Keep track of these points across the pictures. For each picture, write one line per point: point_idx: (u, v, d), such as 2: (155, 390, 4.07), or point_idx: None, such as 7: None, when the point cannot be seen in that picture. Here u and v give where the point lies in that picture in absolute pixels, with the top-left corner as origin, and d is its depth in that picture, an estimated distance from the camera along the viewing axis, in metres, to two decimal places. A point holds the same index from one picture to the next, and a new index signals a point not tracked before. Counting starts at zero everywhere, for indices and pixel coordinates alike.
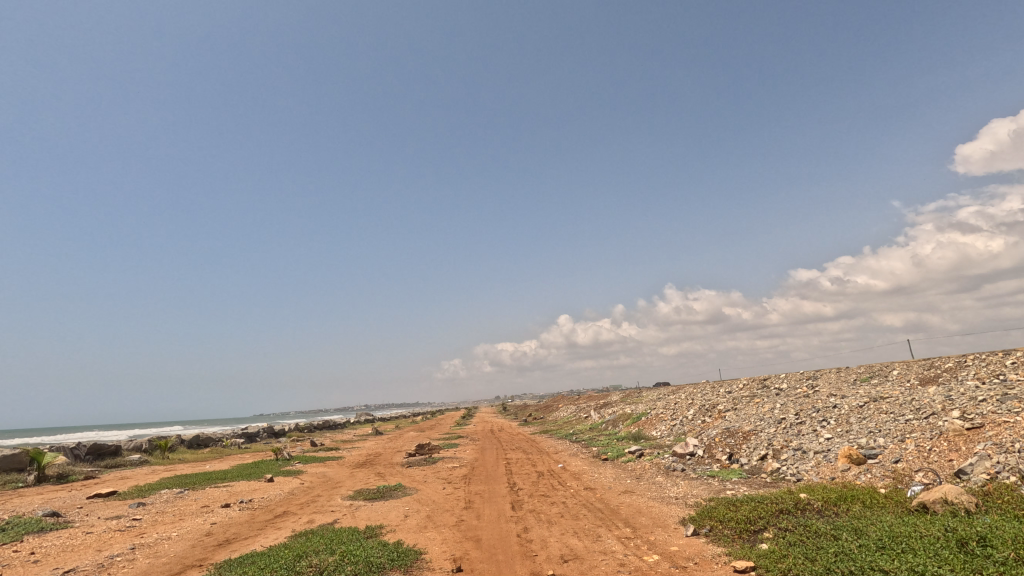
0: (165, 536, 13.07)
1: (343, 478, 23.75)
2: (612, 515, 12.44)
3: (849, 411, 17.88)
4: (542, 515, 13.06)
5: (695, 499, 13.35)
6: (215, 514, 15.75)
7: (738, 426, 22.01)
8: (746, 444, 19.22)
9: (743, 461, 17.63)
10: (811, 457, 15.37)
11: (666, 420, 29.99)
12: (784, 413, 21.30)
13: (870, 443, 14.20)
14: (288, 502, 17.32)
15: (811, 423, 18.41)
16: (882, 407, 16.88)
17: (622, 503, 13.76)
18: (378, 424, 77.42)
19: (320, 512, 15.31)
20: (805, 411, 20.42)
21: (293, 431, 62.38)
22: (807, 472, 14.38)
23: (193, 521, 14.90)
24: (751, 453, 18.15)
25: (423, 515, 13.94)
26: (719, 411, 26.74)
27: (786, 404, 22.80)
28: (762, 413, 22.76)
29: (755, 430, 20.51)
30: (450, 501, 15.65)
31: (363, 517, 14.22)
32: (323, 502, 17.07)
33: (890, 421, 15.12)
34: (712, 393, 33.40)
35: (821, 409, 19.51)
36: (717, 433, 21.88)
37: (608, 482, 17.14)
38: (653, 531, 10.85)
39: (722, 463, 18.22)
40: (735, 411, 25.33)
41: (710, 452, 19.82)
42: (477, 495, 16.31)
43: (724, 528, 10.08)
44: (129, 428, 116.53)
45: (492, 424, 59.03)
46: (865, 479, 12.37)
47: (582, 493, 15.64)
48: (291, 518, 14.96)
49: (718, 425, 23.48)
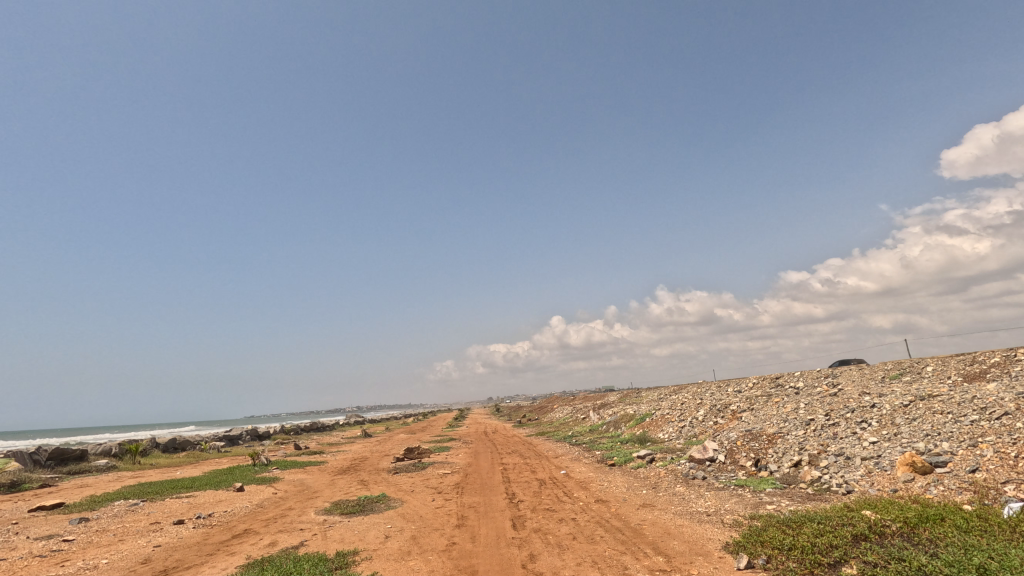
0: (91, 566, 10.73)
1: (321, 486, 21.31)
2: (636, 539, 10.22)
3: (892, 411, 15.82)
4: (550, 538, 10.86)
5: (733, 516, 11.22)
6: (164, 534, 13.42)
7: (760, 427, 19.89)
8: (774, 449, 17.10)
9: (773, 468, 15.53)
10: (858, 465, 13.29)
11: (674, 422, 27.90)
12: (812, 414, 19.20)
13: (933, 448, 12.16)
14: (253, 518, 15.01)
15: (849, 425, 16.32)
16: (934, 406, 14.83)
17: (644, 521, 11.60)
18: (367, 426, 75.09)
19: (287, 531, 13.04)
20: (837, 411, 18.31)
21: (277, 433, 59.77)
22: (858, 482, 12.31)
23: (134, 543, 12.55)
24: (781, 460, 16.03)
25: (407, 537, 11.67)
26: (734, 411, 24.68)
27: (811, 404, 20.68)
28: (785, 413, 20.61)
29: (781, 432, 18.42)
30: (439, 518, 13.43)
31: (335, 538, 11.95)
32: (294, 517, 14.77)
33: (950, 423, 13.09)
34: (721, 393, 31.10)
35: (857, 409, 17.42)
36: (738, 435, 19.75)
37: (620, 493, 14.97)
38: (692, 561, 8.68)
39: (748, 470, 16.08)
40: (753, 411, 23.15)
41: (733, 457, 17.68)
42: (471, 510, 14.04)
43: (788, 560, 7.93)
44: (109, 427, 113.57)
45: (484, 424, 59.88)
46: (940, 493, 10.30)
47: (594, 507, 13.44)
48: (251, 539, 12.62)
49: (735, 427, 21.33)
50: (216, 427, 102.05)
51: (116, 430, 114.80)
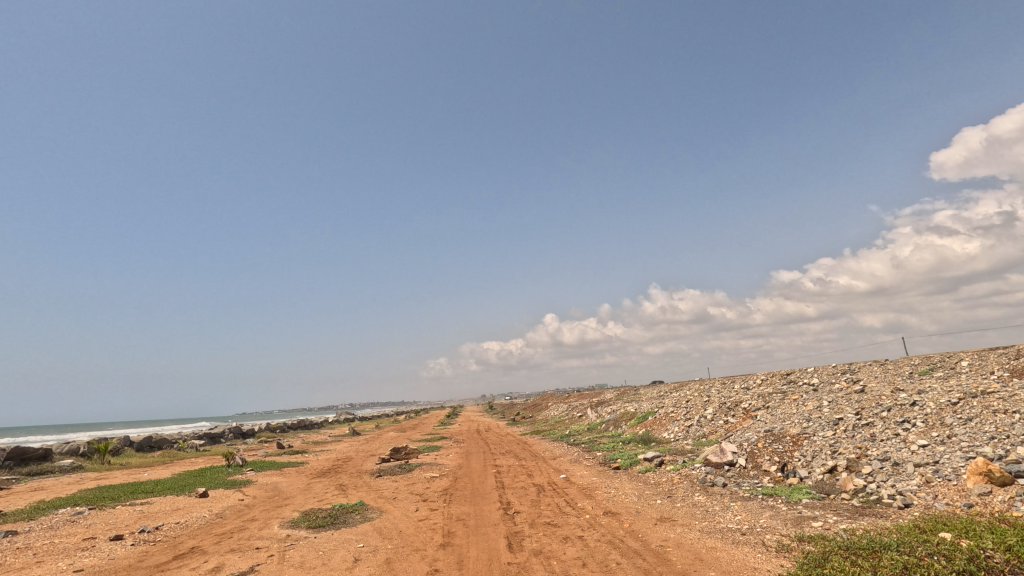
0: None
1: (295, 491, 19.22)
2: (661, 568, 8.25)
3: (938, 409, 13.96)
4: (555, 564, 8.87)
5: (776, 537, 9.27)
6: (93, 554, 11.29)
7: (781, 427, 17.98)
8: (802, 453, 15.18)
9: (804, 476, 13.65)
10: (912, 472, 11.42)
11: (680, 421, 25.92)
12: (840, 412, 17.28)
13: (1007, 454, 10.32)
14: (206, 532, 12.95)
15: (888, 424, 14.45)
16: (990, 404, 13.00)
17: (666, 542, 9.63)
18: (355, 424, 72.65)
19: (240, 551, 10.96)
20: (868, 409, 16.42)
21: (260, 431, 57.48)
22: (916, 494, 10.46)
23: (51, 567, 10.43)
24: (812, 465, 14.18)
25: (380, 561, 9.65)
26: (746, 410, 22.78)
27: (836, 402, 18.79)
28: (807, 412, 18.71)
29: (807, 433, 16.53)
30: (421, 535, 11.44)
31: (293, 562, 9.88)
32: (253, 532, 12.70)
33: (1020, 426, 11.29)
34: (730, 390, 29.13)
35: (894, 407, 15.56)
36: (757, 436, 17.85)
37: (632, 503, 12.98)
38: None
39: (775, 477, 14.20)
40: (769, 410, 21.21)
41: (754, 460, 15.76)
42: (459, 525, 12.04)
43: None
44: (89, 426, 110.92)
45: (478, 424, 53.96)
46: None
47: (603, 523, 11.46)
48: (193, 562, 10.50)
49: (751, 427, 19.41)
50: (198, 424, 99.43)
51: (102, 428, 111.60)
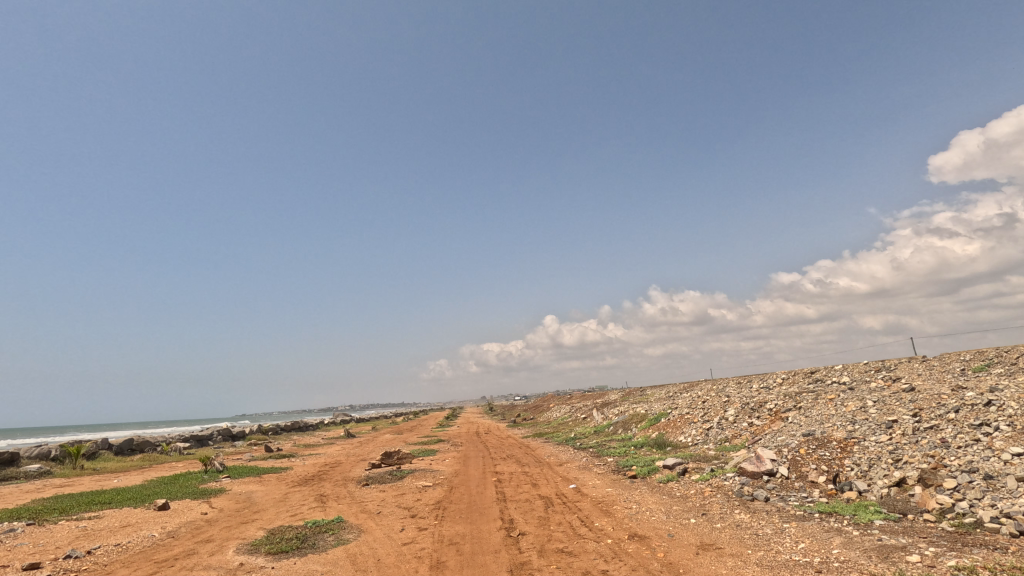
0: None
1: (269, 503, 16.92)
2: None
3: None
4: None
5: None
6: None
7: (822, 430, 15.68)
8: (855, 462, 12.89)
9: (864, 489, 11.38)
10: (1015, 489, 9.20)
11: (698, 424, 23.56)
12: (891, 414, 14.99)
13: None
14: (146, 559, 10.66)
15: (961, 428, 12.20)
16: None
17: None
18: (350, 426, 69.99)
19: None
20: (928, 411, 14.11)
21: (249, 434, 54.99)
22: None
23: None
24: (872, 476, 11.90)
25: None
26: (773, 411, 20.49)
27: (883, 402, 16.48)
28: (850, 413, 16.45)
29: (857, 437, 14.25)
30: (403, 566, 9.15)
31: None
32: (200, 559, 10.40)
33: None
34: (750, 390, 26.87)
35: (963, 408, 13.29)
36: (794, 440, 15.55)
37: (662, 524, 10.69)
38: None
39: (827, 491, 11.91)
40: (801, 411, 18.95)
41: (797, 469, 13.45)
42: (450, 552, 9.75)
43: None
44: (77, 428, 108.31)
45: (478, 424, 54.84)
46: None
47: (629, 550, 9.17)
48: None
49: (785, 431, 17.10)
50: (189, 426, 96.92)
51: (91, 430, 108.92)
